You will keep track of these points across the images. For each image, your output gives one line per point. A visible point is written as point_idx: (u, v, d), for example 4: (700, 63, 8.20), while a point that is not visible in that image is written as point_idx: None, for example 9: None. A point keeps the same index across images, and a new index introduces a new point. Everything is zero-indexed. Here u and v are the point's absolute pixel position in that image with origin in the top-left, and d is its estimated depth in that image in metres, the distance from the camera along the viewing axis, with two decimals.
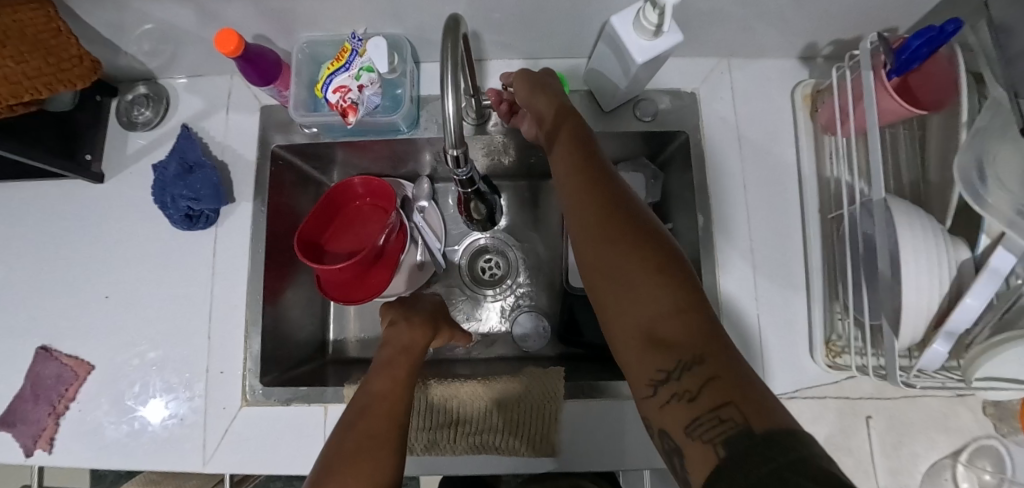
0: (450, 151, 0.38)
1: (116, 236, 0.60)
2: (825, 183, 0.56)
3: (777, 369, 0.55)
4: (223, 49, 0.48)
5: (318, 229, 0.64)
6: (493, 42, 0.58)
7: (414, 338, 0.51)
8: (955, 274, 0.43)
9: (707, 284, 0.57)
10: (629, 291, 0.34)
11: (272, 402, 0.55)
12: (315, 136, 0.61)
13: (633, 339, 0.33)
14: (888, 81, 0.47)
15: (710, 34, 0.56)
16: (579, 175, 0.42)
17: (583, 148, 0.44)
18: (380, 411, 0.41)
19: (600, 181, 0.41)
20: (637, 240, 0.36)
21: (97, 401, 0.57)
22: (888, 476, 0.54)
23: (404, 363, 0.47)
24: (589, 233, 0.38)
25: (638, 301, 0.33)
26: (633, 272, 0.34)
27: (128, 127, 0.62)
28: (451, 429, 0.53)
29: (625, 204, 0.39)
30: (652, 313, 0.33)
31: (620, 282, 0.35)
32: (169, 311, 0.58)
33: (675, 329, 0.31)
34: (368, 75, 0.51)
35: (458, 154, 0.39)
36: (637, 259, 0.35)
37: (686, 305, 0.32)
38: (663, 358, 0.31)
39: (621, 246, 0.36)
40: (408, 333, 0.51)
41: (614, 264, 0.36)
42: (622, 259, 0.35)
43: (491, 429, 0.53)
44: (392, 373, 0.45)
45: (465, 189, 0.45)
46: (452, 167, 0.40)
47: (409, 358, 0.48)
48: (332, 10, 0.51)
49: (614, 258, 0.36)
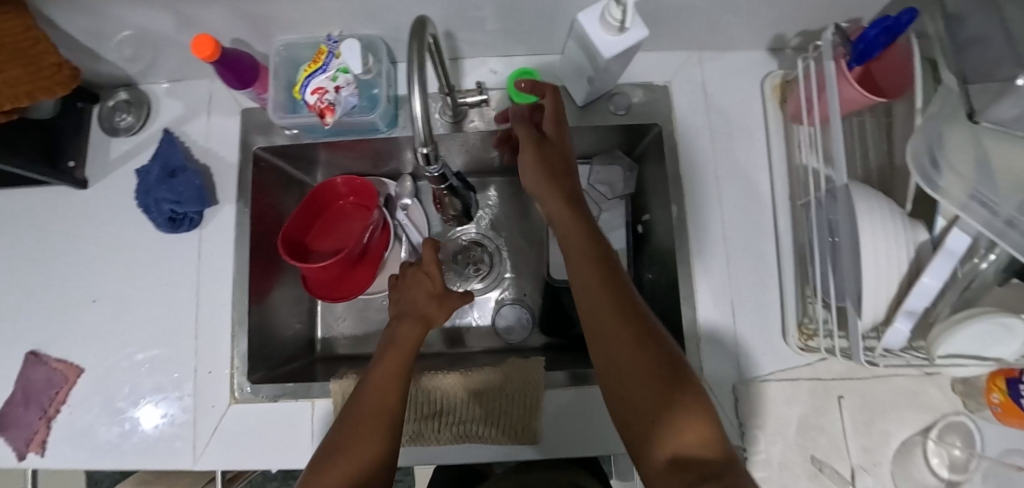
0: (420, 148, 0.39)
1: (101, 241, 0.61)
2: (794, 171, 0.58)
3: (751, 354, 0.57)
4: (200, 54, 0.48)
5: (302, 228, 0.65)
6: (468, 41, 0.59)
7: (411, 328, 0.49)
8: (915, 255, 0.45)
9: (683, 272, 0.58)
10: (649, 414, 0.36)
11: (260, 399, 0.57)
12: (296, 137, 0.62)
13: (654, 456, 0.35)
14: (848, 71, 0.49)
15: (680, 28, 0.58)
16: (598, 272, 0.43)
17: (603, 247, 0.45)
18: (374, 403, 0.43)
19: (610, 270, 0.44)
20: (656, 365, 0.38)
21: (88, 403, 0.58)
22: (861, 453, 0.56)
23: (398, 359, 0.46)
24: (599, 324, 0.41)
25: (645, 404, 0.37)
26: (644, 380, 0.38)
27: (110, 133, 0.62)
28: (435, 420, 0.55)
29: (644, 315, 0.41)
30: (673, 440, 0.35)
31: (626, 385, 0.38)
32: (156, 313, 0.59)
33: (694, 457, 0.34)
34: (344, 76, 0.52)
35: (429, 150, 0.40)
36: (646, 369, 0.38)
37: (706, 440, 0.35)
38: (681, 474, 0.33)
39: (630, 352, 0.39)
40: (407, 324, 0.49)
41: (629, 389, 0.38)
42: (633, 368, 0.38)
43: (474, 420, 0.55)
44: (387, 369, 0.45)
45: (438, 185, 0.46)
46: (422, 163, 0.41)
47: (405, 351, 0.46)
48: (308, 13, 0.52)
49: (623, 354, 0.39)
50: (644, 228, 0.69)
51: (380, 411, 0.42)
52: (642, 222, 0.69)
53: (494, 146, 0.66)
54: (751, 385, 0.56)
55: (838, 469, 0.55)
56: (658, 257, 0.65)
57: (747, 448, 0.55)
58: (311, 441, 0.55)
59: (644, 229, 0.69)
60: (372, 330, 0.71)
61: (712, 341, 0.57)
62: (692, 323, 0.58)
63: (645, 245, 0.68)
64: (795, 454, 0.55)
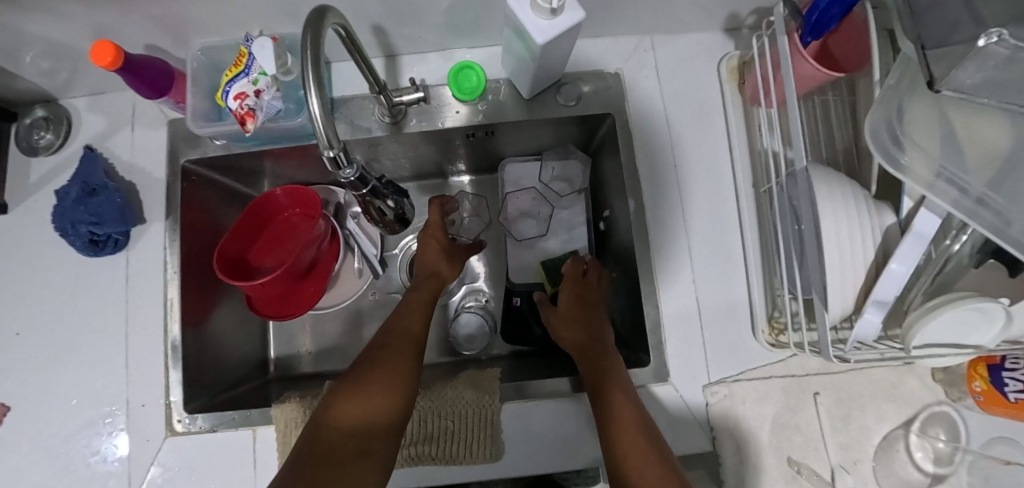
0: (326, 152, 0.35)
1: (22, 269, 0.57)
2: (757, 156, 0.55)
3: (720, 352, 0.54)
4: (99, 62, 0.44)
5: (243, 244, 0.62)
6: (402, 36, 0.55)
7: (427, 289, 0.53)
8: (881, 239, 0.42)
9: (644, 271, 0.55)
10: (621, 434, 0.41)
11: (198, 429, 0.53)
12: (226, 147, 0.58)
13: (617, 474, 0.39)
14: (803, 46, 0.45)
15: (626, 12, 0.54)
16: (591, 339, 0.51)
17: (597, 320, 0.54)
18: (399, 338, 0.46)
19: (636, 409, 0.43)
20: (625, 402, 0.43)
21: (13, 444, 0.54)
22: (840, 452, 0.52)
23: (418, 315, 0.49)
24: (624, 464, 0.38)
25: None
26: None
27: (28, 153, 0.58)
28: None
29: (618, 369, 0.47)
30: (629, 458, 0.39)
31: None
32: (84, 344, 0.55)
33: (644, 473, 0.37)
34: (266, 79, 0.49)
35: (336, 154, 0.36)
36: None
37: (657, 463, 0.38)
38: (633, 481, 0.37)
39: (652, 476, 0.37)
40: (423, 284, 0.54)
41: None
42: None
43: (428, 440, 0.51)
44: (409, 319, 0.49)
45: (361, 191, 0.42)
46: (334, 169, 0.37)
47: (426, 306, 0.51)
48: (221, 14, 0.48)
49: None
50: (606, 225, 0.66)
51: (400, 351, 0.45)
52: (604, 219, 0.66)
53: (443, 145, 0.63)
54: (721, 386, 0.52)
55: (817, 470, 0.52)
56: (621, 255, 0.61)
57: (720, 453, 0.52)
58: (253, 471, 0.52)
59: (606, 225, 0.66)
60: (328, 346, 0.68)
61: (677, 341, 0.54)
62: (656, 323, 0.54)
63: (609, 242, 0.65)
64: (771, 457, 0.52)
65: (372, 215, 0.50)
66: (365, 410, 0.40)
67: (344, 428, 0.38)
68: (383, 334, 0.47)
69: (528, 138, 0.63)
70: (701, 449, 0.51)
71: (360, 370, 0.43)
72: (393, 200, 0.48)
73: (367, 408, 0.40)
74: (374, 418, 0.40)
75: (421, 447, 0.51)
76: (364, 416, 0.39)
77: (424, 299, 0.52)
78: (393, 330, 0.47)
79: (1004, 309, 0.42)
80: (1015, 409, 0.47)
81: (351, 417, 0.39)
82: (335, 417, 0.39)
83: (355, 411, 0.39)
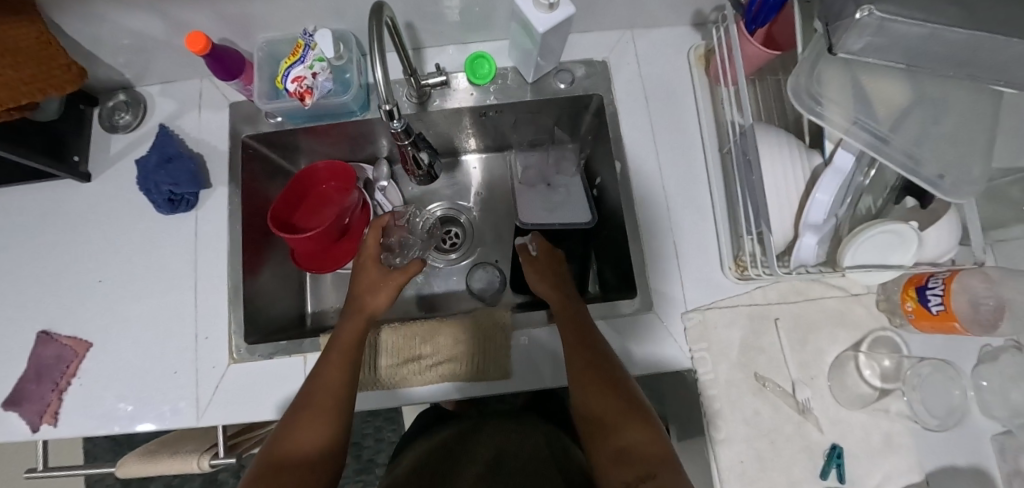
0: (383, 106, 0.47)
1: (104, 227, 0.67)
2: (721, 125, 0.66)
3: (695, 286, 0.64)
4: (193, 49, 0.56)
5: (287, 210, 0.72)
6: (427, 31, 0.67)
7: (359, 318, 0.60)
8: (809, 176, 0.54)
9: (630, 222, 0.66)
10: (601, 376, 0.53)
11: (257, 357, 0.62)
12: (280, 125, 0.69)
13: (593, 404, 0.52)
14: (749, 33, 0.57)
15: (610, 10, 0.66)
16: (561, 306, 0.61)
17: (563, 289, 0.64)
18: (331, 369, 0.55)
19: (595, 348, 0.55)
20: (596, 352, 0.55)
21: (96, 374, 0.63)
22: (799, 368, 0.62)
23: (352, 331, 0.59)
24: (591, 391, 0.52)
25: (632, 448, 0.48)
26: (629, 435, 0.49)
27: (110, 130, 0.69)
28: (408, 365, 0.61)
29: (589, 328, 0.58)
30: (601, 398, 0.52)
31: (624, 438, 0.49)
32: (157, 288, 0.65)
33: (612, 410, 0.51)
34: (320, 64, 0.60)
35: (391, 108, 0.48)
36: (628, 417, 0.51)
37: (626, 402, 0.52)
38: (611, 414, 0.51)
39: (612, 402, 0.51)
40: (349, 326, 0.60)
41: (617, 427, 0.50)
42: (616, 418, 0.51)
43: (443, 360, 0.62)
44: (329, 367, 0.55)
45: (404, 142, 0.53)
46: (387, 120, 0.49)
47: (356, 337, 0.58)
48: (282, 11, 0.60)
49: (614, 412, 0.51)
50: (598, 191, 0.76)
51: (333, 376, 0.55)
52: (597, 186, 0.77)
53: (460, 124, 0.74)
54: (695, 313, 0.63)
55: (779, 383, 0.62)
56: (611, 214, 0.73)
57: (695, 369, 0.62)
58: None
59: (598, 192, 0.77)
60: None
61: (659, 277, 0.65)
62: (641, 264, 0.65)
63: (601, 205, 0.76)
64: (739, 373, 0.62)
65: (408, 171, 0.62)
66: (306, 435, 0.51)
67: (295, 453, 0.49)
68: (320, 364, 0.56)
69: (530, 119, 0.75)
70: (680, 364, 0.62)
71: (299, 408, 0.53)
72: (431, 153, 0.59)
73: (307, 437, 0.50)
74: (315, 441, 0.51)
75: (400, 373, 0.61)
76: (307, 443, 0.50)
77: (348, 340, 0.58)
78: (321, 373, 0.55)
79: (916, 231, 0.53)
80: (938, 321, 0.56)
81: (298, 446, 0.50)
82: (284, 445, 0.50)
83: (297, 441, 0.50)
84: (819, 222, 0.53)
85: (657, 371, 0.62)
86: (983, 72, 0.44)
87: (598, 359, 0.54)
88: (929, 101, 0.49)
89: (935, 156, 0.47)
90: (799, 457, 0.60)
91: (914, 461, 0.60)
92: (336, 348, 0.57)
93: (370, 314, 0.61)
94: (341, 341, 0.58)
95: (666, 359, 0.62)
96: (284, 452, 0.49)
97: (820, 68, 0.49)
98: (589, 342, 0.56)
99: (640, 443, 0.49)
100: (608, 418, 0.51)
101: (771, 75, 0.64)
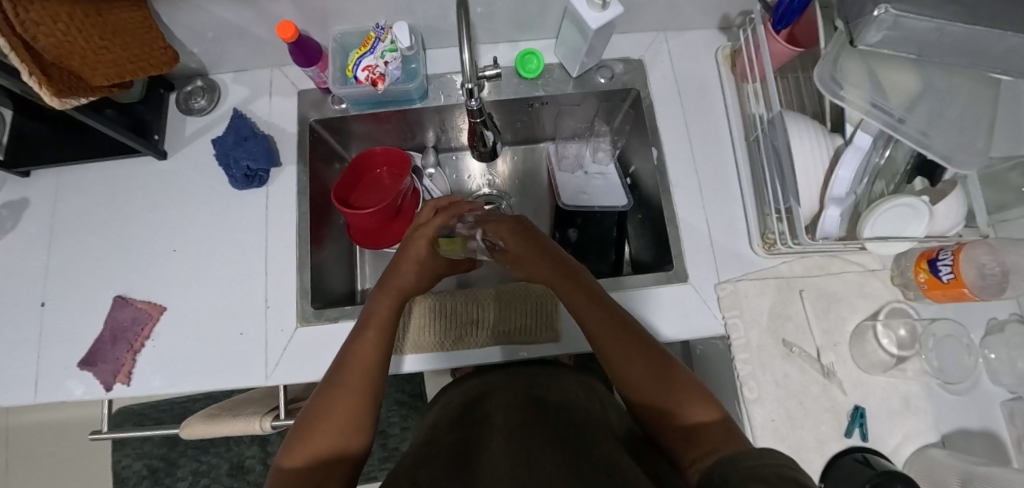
0: (466, 83, 0.58)
1: (180, 201, 0.72)
2: (746, 116, 0.73)
3: (726, 261, 0.70)
4: (282, 36, 0.62)
5: (346, 191, 0.78)
6: (483, 29, 0.74)
7: (388, 302, 0.60)
8: (832, 155, 0.61)
9: (666, 202, 0.73)
10: (634, 350, 0.53)
11: (324, 320, 0.67)
12: (344, 111, 0.76)
13: (632, 375, 0.52)
14: (777, 32, 0.64)
15: (648, 13, 0.75)
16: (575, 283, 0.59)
17: (569, 266, 0.61)
18: (363, 348, 0.55)
19: (616, 319, 0.55)
20: (620, 326, 0.55)
21: (169, 336, 0.67)
22: (823, 335, 0.68)
23: (384, 309, 0.59)
24: (625, 363, 0.52)
25: (673, 415, 0.49)
26: (668, 403, 0.49)
27: (186, 113, 0.75)
28: (449, 334, 0.67)
29: (611, 303, 0.57)
30: (639, 370, 0.52)
31: (665, 405, 0.49)
32: (230, 257, 0.70)
33: (651, 380, 0.51)
34: (391, 54, 0.67)
35: (472, 87, 0.59)
36: (666, 386, 0.50)
37: (662, 370, 0.51)
38: (652, 386, 0.50)
39: (648, 372, 0.51)
40: (381, 304, 0.60)
41: (655, 395, 0.50)
42: (656, 388, 0.50)
43: (479, 332, 0.67)
44: (364, 347, 0.55)
45: (475, 118, 0.65)
46: (467, 96, 0.60)
47: (383, 322, 0.58)
48: (360, 6, 0.67)
49: (650, 382, 0.51)
50: (632, 179, 0.85)
51: (363, 358, 0.54)
52: (631, 175, 0.85)
53: (508, 115, 0.82)
54: (727, 284, 0.69)
55: (805, 349, 0.67)
56: (646, 198, 0.80)
57: (728, 334, 0.68)
58: None
59: (632, 180, 0.85)
60: None
61: (693, 251, 0.71)
62: (676, 239, 0.71)
63: (635, 192, 0.84)
64: (769, 338, 0.67)
65: (473, 148, 0.75)
66: (338, 424, 0.49)
67: (328, 443, 0.48)
68: (346, 353, 0.55)
69: (569, 113, 0.83)
70: (714, 330, 0.68)
71: (324, 393, 0.51)
72: (491, 133, 0.72)
73: (336, 427, 0.49)
74: (348, 428, 0.49)
75: (443, 341, 0.67)
76: (339, 432, 0.49)
77: (379, 321, 0.58)
78: (352, 354, 0.54)
79: (926, 204, 0.59)
80: (948, 289, 0.62)
81: (330, 433, 0.48)
82: (312, 435, 0.48)
83: (328, 430, 0.49)
84: (841, 196, 0.59)
85: (693, 337, 0.67)
86: (983, 61, 0.51)
87: (621, 331, 0.54)
88: (936, 91, 0.56)
89: (943, 137, 0.55)
90: (825, 416, 0.65)
91: (930, 422, 0.65)
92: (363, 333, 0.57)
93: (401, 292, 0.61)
94: (371, 327, 0.57)
95: (701, 326, 0.68)
96: (314, 443, 0.48)
97: (841, 59, 0.57)
98: (610, 314, 0.56)
99: (683, 415, 0.48)
100: (650, 389, 0.51)
101: (791, 73, 0.72)
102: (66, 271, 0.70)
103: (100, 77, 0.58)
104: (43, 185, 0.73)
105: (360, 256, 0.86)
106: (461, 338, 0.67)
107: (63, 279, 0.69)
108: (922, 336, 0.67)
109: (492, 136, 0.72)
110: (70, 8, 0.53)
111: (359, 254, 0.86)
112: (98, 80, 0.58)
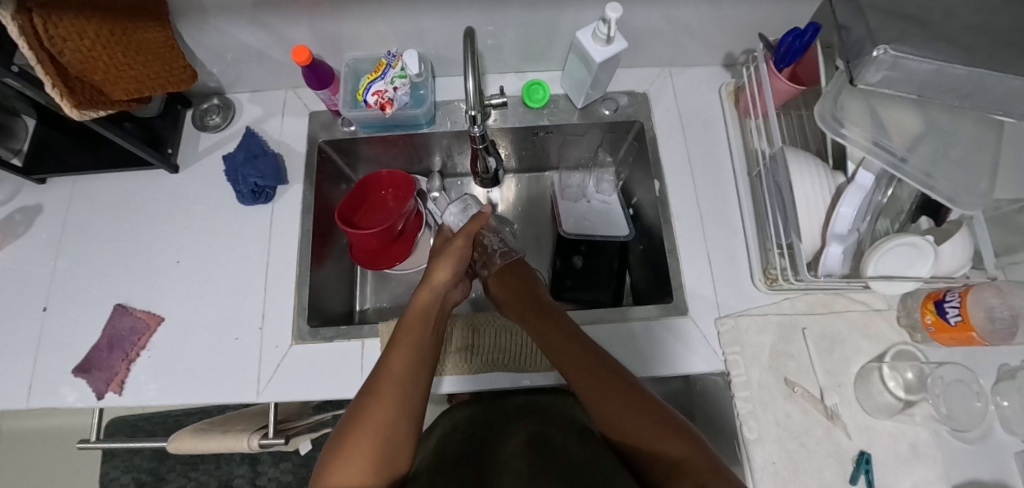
0: (470, 111, 0.59)
1: (189, 213, 0.74)
2: (749, 152, 0.74)
3: (726, 295, 0.70)
4: (296, 60, 0.64)
5: (349, 210, 0.78)
6: (492, 59, 0.77)
7: (417, 326, 0.58)
8: (835, 191, 0.61)
9: (667, 232, 0.73)
10: (628, 392, 0.52)
11: (318, 339, 0.66)
12: (353, 133, 0.78)
13: (628, 416, 0.51)
14: (779, 70, 0.65)
15: (652, 48, 0.77)
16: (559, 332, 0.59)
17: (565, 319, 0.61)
18: (398, 359, 0.54)
19: (604, 367, 0.55)
20: (613, 375, 0.54)
21: (163, 347, 0.67)
22: (826, 375, 0.66)
23: (419, 323, 0.58)
24: (625, 405, 0.51)
25: (660, 455, 0.48)
26: (655, 441, 0.49)
27: (200, 129, 0.77)
28: (458, 354, 0.67)
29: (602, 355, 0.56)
30: (637, 413, 0.50)
31: (652, 443, 0.49)
32: (232, 270, 0.71)
33: (649, 423, 0.50)
34: (400, 80, 0.69)
35: (475, 114, 0.60)
36: (663, 431, 0.49)
37: (664, 415, 0.50)
38: (652, 427, 0.49)
39: (644, 414, 0.50)
40: (418, 310, 0.60)
41: (639, 433, 0.50)
42: (654, 431, 0.49)
43: (484, 356, 0.66)
44: (395, 355, 0.54)
45: (479, 142, 0.68)
46: (470, 123, 0.62)
47: (410, 345, 0.56)
48: (373, 34, 0.69)
49: (638, 420, 0.50)
50: (634, 209, 0.85)
51: (393, 378, 0.52)
52: (633, 205, 0.86)
53: (515, 143, 0.84)
54: (728, 318, 0.68)
55: (808, 388, 0.65)
56: (648, 228, 0.80)
57: (728, 371, 0.66)
58: (361, 373, 0.65)
59: (635, 211, 0.85)
60: (401, 302, 0.84)
61: (693, 283, 0.70)
62: (676, 270, 0.71)
63: (637, 222, 0.85)
64: (771, 376, 0.66)
65: (476, 174, 0.77)
66: (361, 460, 0.47)
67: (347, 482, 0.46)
68: (370, 385, 0.52)
69: (574, 145, 0.85)
70: (714, 367, 0.66)
71: (348, 426, 0.49)
72: (493, 159, 0.74)
73: (363, 460, 0.47)
74: (371, 467, 0.47)
75: (446, 361, 0.66)
76: (363, 466, 0.46)
77: (414, 337, 0.57)
78: (386, 365, 0.54)
79: (930, 243, 0.58)
80: (956, 332, 0.60)
81: (354, 471, 0.46)
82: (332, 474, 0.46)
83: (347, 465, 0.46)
84: (844, 233, 0.59)
85: (691, 371, 0.66)
86: (982, 101, 0.51)
87: (605, 375, 0.54)
88: (940, 131, 0.56)
89: (949, 180, 0.54)
90: (829, 461, 0.62)
91: (941, 472, 0.62)
92: (390, 354, 0.55)
93: (437, 289, 0.63)
94: (400, 347, 0.55)
95: (700, 360, 0.67)
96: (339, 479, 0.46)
97: (842, 98, 0.58)
98: (590, 356, 0.56)
99: (675, 457, 0.47)
100: (639, 432, 0.50)
101: (794, 110, 0.73)
102: (70, 278, 0.71)
103: (119, 90, 0.61)
104: (57, 193, 0.75)
105: (362, 275, 0.86)
106: (462, 361, 0.66)
107: (67, 284, 0.70)
108: (929, 380, 0.64)
109: (493, 163, 0.75)
110: (96, 26, 0.56)
111: (360, 273, 0.86)
112: (117, 94, 0.61)
